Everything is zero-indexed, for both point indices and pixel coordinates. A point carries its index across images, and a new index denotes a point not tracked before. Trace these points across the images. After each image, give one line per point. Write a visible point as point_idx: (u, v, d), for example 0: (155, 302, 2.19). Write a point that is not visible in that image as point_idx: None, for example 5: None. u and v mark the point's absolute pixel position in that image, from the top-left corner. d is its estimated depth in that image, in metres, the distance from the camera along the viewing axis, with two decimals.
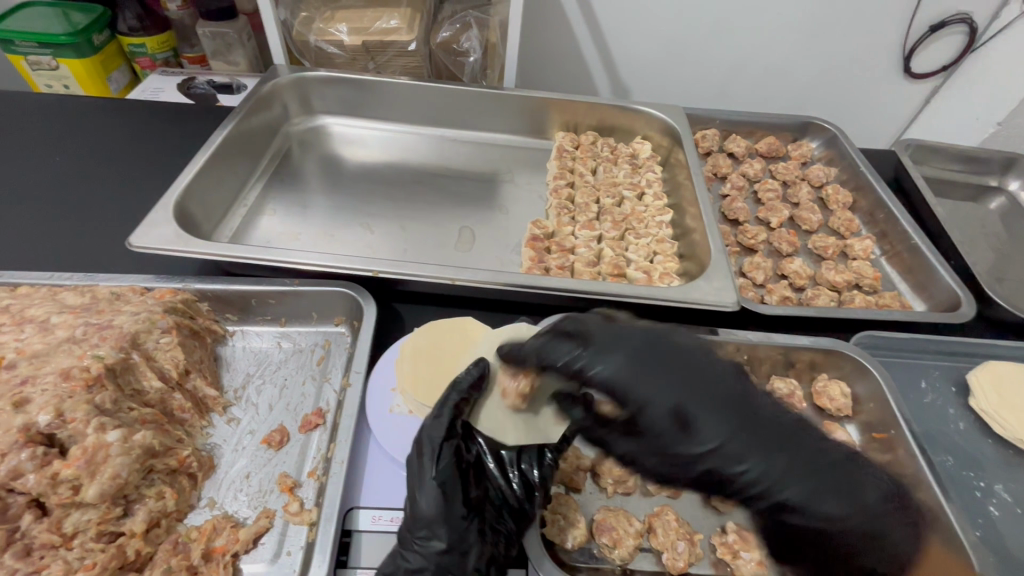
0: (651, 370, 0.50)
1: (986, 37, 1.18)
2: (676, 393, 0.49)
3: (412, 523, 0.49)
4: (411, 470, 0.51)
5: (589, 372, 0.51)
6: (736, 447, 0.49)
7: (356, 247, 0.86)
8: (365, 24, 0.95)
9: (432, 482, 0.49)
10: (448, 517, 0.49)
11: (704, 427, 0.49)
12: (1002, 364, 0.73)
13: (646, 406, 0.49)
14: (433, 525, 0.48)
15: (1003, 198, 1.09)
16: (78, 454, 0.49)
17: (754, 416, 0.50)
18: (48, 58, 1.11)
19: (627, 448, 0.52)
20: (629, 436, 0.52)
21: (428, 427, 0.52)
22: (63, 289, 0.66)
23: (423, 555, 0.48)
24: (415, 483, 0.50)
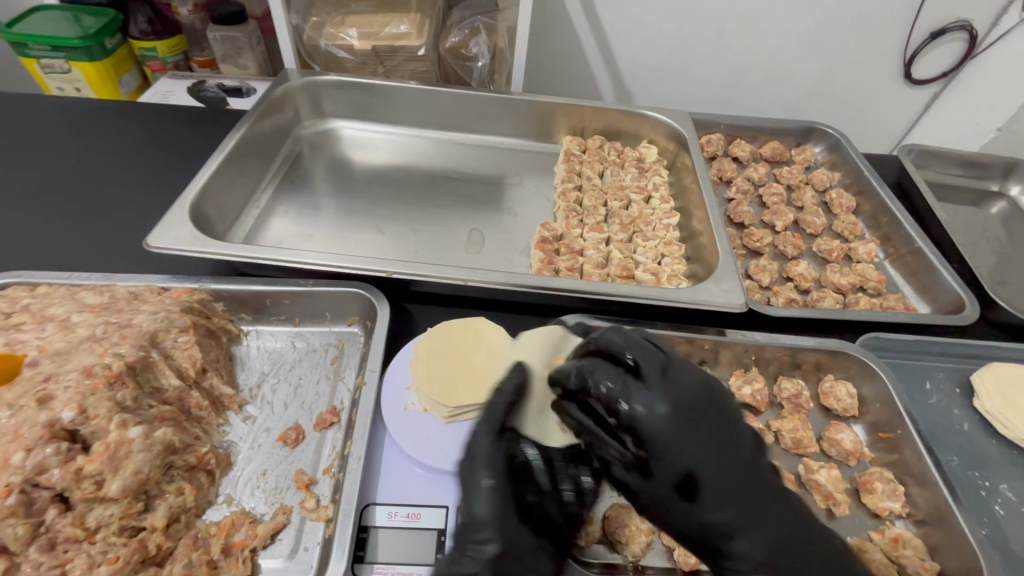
0: (687, 423, 0.50)
1: (986, 44, 1.20)
2: (700, 453, 0.49)
3: (472, 526, 0.48)
4: (464, 476, 0.50)
5: (624, 411, 0.50)
6: (716, 509, 0.49)
7: (367, 249, 0.87)
8: (374, 29, 0.96)
9: (493, 482, 0.49)
10: (509, 518, 0.48)
11: (710, 485, 0.49)
12: (1005, 366, 0.75)
13: (666, 457, 0.49)
14: (495, 525, 0.47)
15: (1005, 203, 1.10)
16: (101, 450, 0.50)
17: (753, 492, 0.49)
18: (60, 61, 1.12)
19: (621, 477, 0.52)
20: (630, 470, 0.52)
21: (484, 430, 0.52)
22: (81, 288, 0.67)
23: (483, 560, 0.46)
24: (472, 483, 0.49)
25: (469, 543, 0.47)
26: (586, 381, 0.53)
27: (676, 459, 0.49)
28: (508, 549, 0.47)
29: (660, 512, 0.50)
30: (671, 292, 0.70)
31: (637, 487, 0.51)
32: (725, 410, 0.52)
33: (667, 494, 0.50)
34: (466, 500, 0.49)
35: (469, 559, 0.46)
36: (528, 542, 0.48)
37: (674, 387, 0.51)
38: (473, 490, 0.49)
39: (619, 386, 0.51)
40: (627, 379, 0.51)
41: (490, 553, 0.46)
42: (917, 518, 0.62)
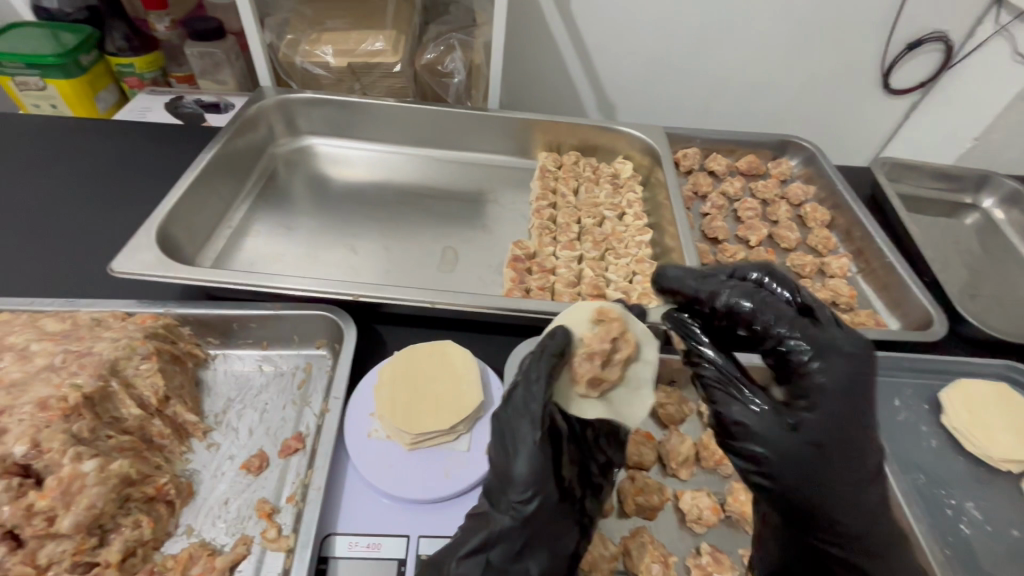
0: (850, 373, 0.46)
1: (963, 54, 1.21)
2: (849, 413, 0.46)
3: (506, 486, 0.51)
4: (506, 428, 0.52)
5: (789, 345, 0.47)
6: (841, 469, 0.46)
7: (339, 269, 0.87)
8: (350, 46, 0.96)
9: (532, 446, 0.51)
10: (545, 480, 0.51)
11: (836, 440, 0.46)
12: (972, 382, 0.75)
13: (823, 410, 0.46)
14: (532, 485, 0.50)
15: (977, 215, 1.11)
16: (53, 485, 0.50)
17: (864, 448, 0.47)
18: (35, 78, 1.08)
19: (742, 417, 0.48)
20: (769, 412, 0.48)
21: (525, 395, 0.52)
22: (43, 314, 0.66)
23: (515, 515, 0.50)
24: (510, 447, 0.52)
25: (501, 497, 0.52)
26: (751, 314, 0.49)
27: (823, 403, 0.46)
28: (540, 506, 0.51)
29: (779, 471, 0.47)
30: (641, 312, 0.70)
31: (770, 433, 0.47)
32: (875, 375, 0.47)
33: (799, 442, 0.46)
34: (499, 464, 0.52)
35: (501, 512, 0.51)
36: (561, 507, 0.52)
37: (835, 337, 0.48)
38: (512, 451, 0.51)
39: (798, 327, 0.47)
40: (794, 315, 0.48)
41: (521, 510, 0.50)
42: None
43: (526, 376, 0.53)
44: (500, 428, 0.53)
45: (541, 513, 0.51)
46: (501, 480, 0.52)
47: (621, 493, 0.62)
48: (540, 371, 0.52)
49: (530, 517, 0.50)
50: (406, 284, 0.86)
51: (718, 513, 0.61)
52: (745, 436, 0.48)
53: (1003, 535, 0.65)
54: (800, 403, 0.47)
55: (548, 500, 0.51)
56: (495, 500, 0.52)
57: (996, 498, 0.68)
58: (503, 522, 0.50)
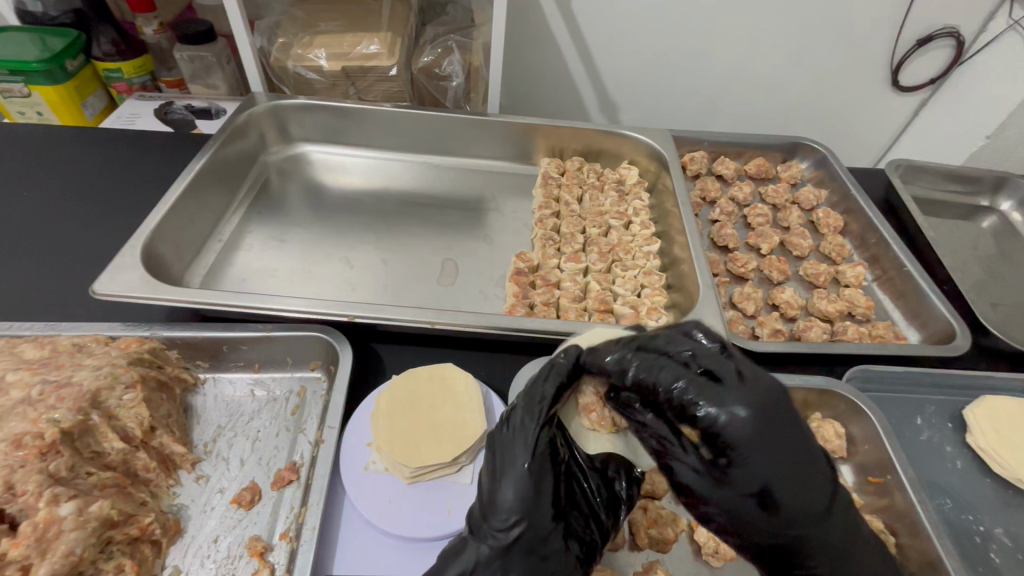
0: (767, 419, 0.47)
1: (974, 49, 1.16)
2: (771, 455, 0.46)
3: (485, 511, 0.49)
4: (502, 452, 0.50)
5: (702, 411, 0.48)
6: (788, 507, 0.47)
7: (335, 285, 0.83)
8: (343, 49, 0.92)
9: (522, 469, 0.48)
10: (535, 506, 0.48)
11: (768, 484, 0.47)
12: (1000, 399, 0.72)
13: (747, 472, 0.47)
14: (517, 514, 0.47)
15: (995, 218, 1.07)
16: (28, 532, 0.47)
17: (812, 476, 0.48)
18: (20, 85, 1.03)
19: (689, 477, 0.50)
20: (706, 470, 0.49)
21: (521, 417, 0.50)
22: (22, 340, 0.63)
23: (496, 542, 0.47)
24: (499, 470, 0.49)
25: (482, 522, 0.49)
26: (648, 379, 0.51)
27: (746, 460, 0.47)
28: (524, 535, 0.47)
29: (746, 500, 0.47)
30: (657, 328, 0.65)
31: (708, 493, 0.49)
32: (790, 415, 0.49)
33: (726, 484, 0.48)
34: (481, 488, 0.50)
35: (480, 541, 0.48)
36: (549, 537, 0.48)
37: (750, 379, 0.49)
38: (498, 474, 0.49)
39: (701, 389, 0.48)
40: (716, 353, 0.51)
41: (502, 537, 0.47)
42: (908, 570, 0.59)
43: (527, 395, 0.52)
44: (491, 451, 0.51)
45: (524, 545, 0.47)
46: (483, 504, 0.49)
47: (633, 526, 0.59)
48: (548, 391, 0.52)
49: (513, 546, 0.47)
50: (405, 299, 0.82)
51: (737, 547, 0.57)
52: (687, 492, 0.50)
53: None
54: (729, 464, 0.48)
55: (535, 529, 0.48)
56: (477, 528, 0.49)
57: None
58: (483, 550, 0.48)
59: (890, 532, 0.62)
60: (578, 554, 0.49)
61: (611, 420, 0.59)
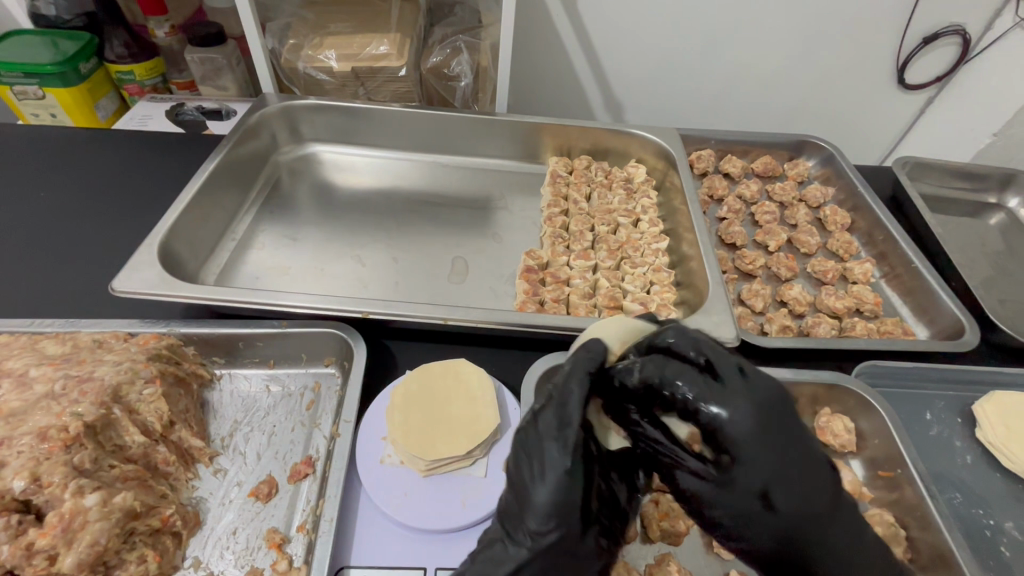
0: (754, 418, 0.46)
1: (980, 47, 1.16)
2: (769, 459, 0.46)
3: (523, 512, 0.48)
4: (535, 454, 0.48)
5: (705, 412, 0.46)
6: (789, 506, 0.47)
7: (348, 283, 0.84)
8: (353, 50, 0.93)
9: (561, 472, 0.47)
10: (572, 508, 0.47)
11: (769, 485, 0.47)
12: (1009, 394, 0.72)
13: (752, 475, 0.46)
14: (556, 517, 0.46)
15: (1003, 214, 1.07)
16: (54, 522, 0.48)
17: (812, 472, 0.48)
18: (35, 88, 1.04)
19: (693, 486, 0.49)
20: (710, 475, 0.48)
21: (555, 419, 0.49)
22: (43, 336, 0.64)
23: (534, 544, 0.47)
24: (536, 471, 0.48)
25: (518, 524, 0.48)
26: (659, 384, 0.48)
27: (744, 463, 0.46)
28: (562, 537, 0.46)
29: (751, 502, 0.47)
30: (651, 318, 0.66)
31: (716, 500, 0.48)
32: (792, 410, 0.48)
33: (722, 487, 0.48)
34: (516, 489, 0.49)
35: (518, 544, 0.47)
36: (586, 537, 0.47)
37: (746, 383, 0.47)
38: (537, 476, 0.48)
39: (700, 388, 0.46)
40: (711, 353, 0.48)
41: (540, 538, 0.46)
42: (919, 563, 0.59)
43: (559, 395, 0.50)
44: (523, 451, 0.50)
45: (563, 546, 0.47)
46: (518, 504, 0.48)
47: (645, 518, 0.60)
48: (580, 389, 0.49)
49: (551, 549, 0.46)
50: (416, 296, 0.83)
51: None
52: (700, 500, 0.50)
53: None
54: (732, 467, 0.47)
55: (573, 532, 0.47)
56: (513, 530, 0.48)
57: None
58: (522, 553, 0.47)
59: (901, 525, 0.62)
60: (609, 550, 0.50)
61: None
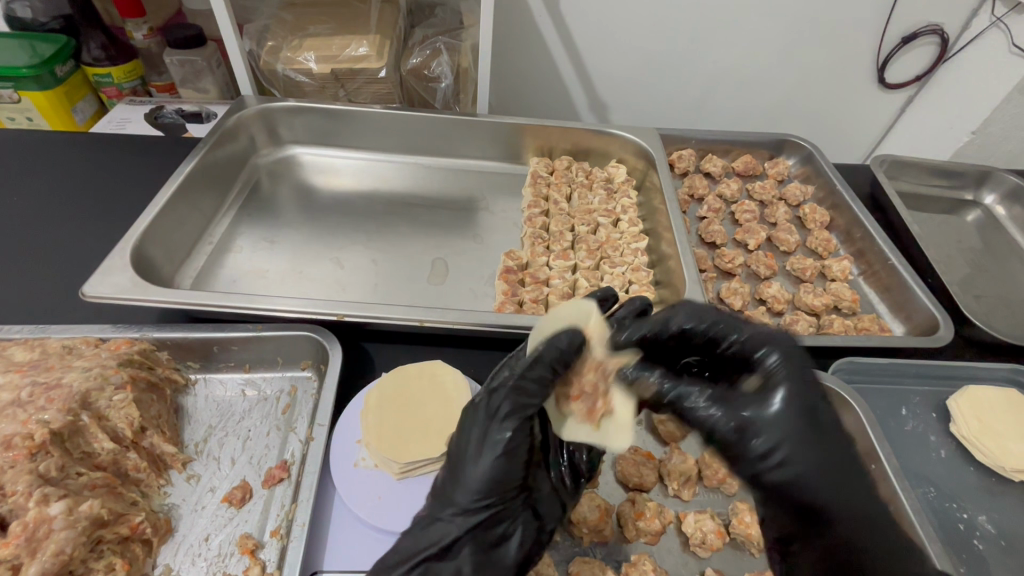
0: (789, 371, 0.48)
1: (958, 47, 1.18)
2: (799, 445, 0.46)
3: (452, 489, 0.48)
4: (479, 431, 0.48)
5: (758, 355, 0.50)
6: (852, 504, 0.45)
7: (327, 286, 0.83)
8: (333, 52, 0.92)
9: (495, 458, 0.46)
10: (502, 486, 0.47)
11: (809, 472, 0.45)
12: (982, 389, 0.73)
13: (794, 456, 0.45)
14: (486, 492, 0.47)
15: (979, 211, 1.09)
16: (18, 531, 0.48)
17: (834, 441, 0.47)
18: (9, 90, 1.03)
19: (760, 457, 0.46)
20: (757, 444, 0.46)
21: (502, 402, 0.48)
22: (12, 342, 0.63)
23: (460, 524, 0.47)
24: (471, 458, 0.48)
25: (445, 501, 0.48)
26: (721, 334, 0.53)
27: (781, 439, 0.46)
28: (489, 520, 0.47)
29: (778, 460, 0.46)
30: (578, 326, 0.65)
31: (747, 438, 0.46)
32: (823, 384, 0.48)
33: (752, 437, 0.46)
34: (450, 468, 0.49)
35: (447, 521, 0.47)
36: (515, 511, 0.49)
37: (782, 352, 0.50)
38: (470, 463, 0.48)
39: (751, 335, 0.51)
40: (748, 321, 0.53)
41: (466, 521, 0.47)
42: None
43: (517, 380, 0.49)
44: (461, 432, 0.50)
45: (489, 522, 0.48)
46: (447, 485, 0.48)
47: (622, 518, 0.60)
48: (536, 374, 0.49)
49: (477, 526, 0.47)
50: (395, 298, 0.83)
51: (723, 537, 0.58)
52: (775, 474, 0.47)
53: (1017, 550, 0.63)
54: (784, 438, 0.46)
55: (501, 515, 0.48)
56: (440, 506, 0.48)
57: (1007, 510, 0.66)
58: (451, 533, 0.47)
59: None
60: (538, 534, 0.51)
61: (595, 410, 0.53)
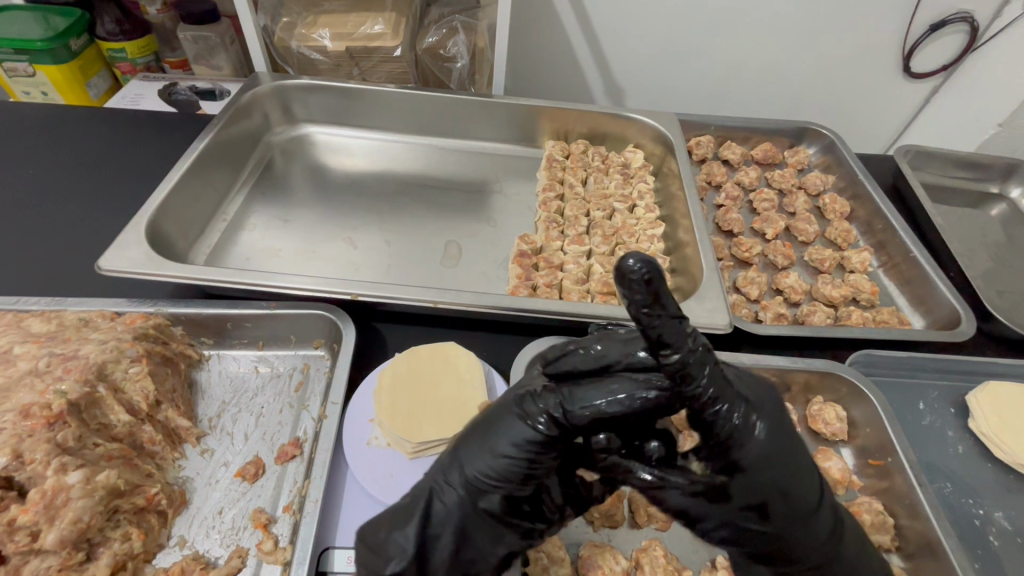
0: (775, 432, 0.46)
1: (988, 36, 1.14)
2: (774, 444, 0.46)
3: (471, 460, 0.47)
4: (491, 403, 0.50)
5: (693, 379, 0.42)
6: (782, 523, 0.46)
7: (339, 265, 0.83)
8: (348, 30, 0.91)
9: (508, 410, 0.47)
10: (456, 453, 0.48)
11: (760, 465, 0.45)
12: (1004, 385, 0.71)
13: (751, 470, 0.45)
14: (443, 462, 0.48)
15: (1005, 205, 1.06)
16: (36, 498, 0.48)
17: (801, 475, 0.47)
18: (24, 64, 1.02)
19: (683, 504, 0.45)
20: (700, 495, 0.45)
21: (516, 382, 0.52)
22: (29, 314, 0.64)
23: (497, 499, 0.46)
24: (489, 429, 0.47)
25: (481, 488, 0.46)
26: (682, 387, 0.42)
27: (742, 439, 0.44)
28: (504, 467, 0.46)
29: (758, 478, 0.45)
30: (573, 307, 0.67)
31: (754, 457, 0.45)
32: (778, 422, 0.47)
33: (778, 463, 0.45)
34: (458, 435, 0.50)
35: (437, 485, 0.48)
36: (460, 478, 0.46)
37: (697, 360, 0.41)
38: (485, 433, 0.47)
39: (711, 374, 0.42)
40: (683, 314, 0.39)
41: (499, 487, 0.46)
42: (906, 551, 0.59)
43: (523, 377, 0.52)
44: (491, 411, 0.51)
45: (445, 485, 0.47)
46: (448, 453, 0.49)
47: (632, 503, 0.60)
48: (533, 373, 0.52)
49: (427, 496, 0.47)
50: (408, 279, 0.82)
51: None
52: (686, 520, 0.46)
53: None
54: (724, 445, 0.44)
55: (501, 439, 0.46)
56: (474, 498, 0.46)
57: None
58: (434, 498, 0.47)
59: (890, 513, 0.61)
60: (474, 503, 0.46)
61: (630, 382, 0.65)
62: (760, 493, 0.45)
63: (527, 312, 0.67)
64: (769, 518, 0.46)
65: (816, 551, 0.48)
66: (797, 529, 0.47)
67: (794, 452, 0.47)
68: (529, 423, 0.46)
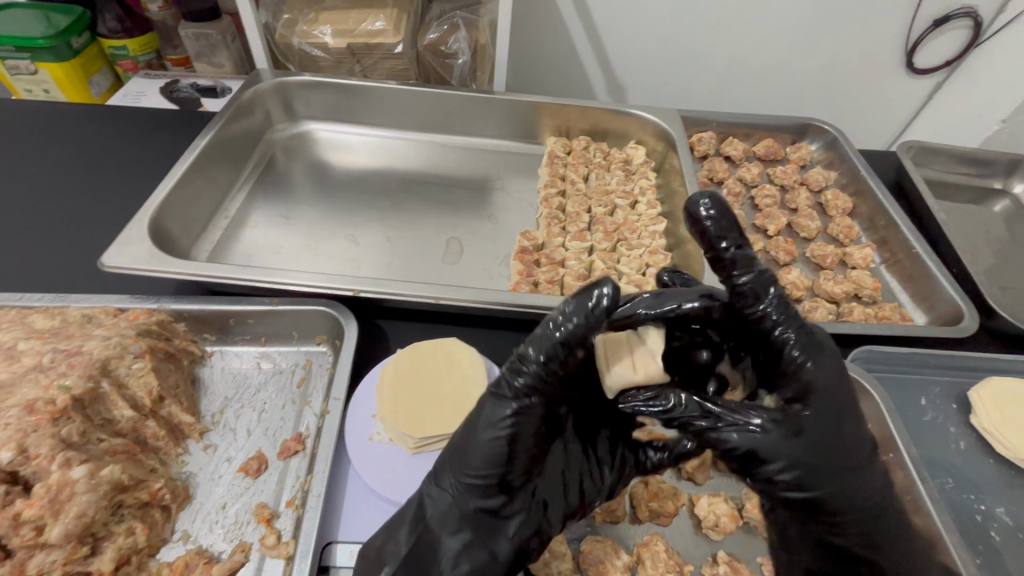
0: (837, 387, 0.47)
1: (992, 31, 1.14)
2: (832, 381, 0.47)
3: (462, 458, 0.47)
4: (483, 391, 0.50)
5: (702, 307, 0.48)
6: (847, 473, 0.47)
7: (341, 262, 0.83)
8: (349, 26, 0.91)
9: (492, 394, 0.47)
10: (451, 454, 0.49)
11: (828, 412, 0.46)
12: (1006, 380, 0.71)
13: (815, 405, 0.46)
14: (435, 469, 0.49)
15: (1008, 201, 1.05)
16: (41, 493, 0.48)
17: (855, 426, 0.48)
18: (26, 62, 1.03)
19: (748, 443, 0.45)
20: (773, 424, 0.45)
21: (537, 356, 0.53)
22: (32, 310, 0.64)
23: (494, 497, 0.47)
24: (476, 415, 0.47)
25: (476, 488, 0.47)
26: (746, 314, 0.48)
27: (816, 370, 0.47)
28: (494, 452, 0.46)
29: (825, 422, 0.46)
30: None
31: (827, 405, 0.46)
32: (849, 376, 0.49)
33: (841, 411, 0.47)
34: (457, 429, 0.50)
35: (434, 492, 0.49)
36: (456, 482, 0.48)
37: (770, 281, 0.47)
38: (476, 420, 0.47)
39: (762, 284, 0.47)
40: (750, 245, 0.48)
41: (492, 477, 0.46)
42: None
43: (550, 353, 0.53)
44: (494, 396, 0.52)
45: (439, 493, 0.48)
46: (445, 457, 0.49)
47: (634, 498, 0.60)
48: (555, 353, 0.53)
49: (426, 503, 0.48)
50: (410, 276, 0.82)
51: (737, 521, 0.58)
52: (751, 460, 0.45)
53: None
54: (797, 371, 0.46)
55: (487, 424, 0.46)
56: (469, 499, 0.47)
57: None
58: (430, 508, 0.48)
59: None
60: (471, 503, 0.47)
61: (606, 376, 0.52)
62: (824, 439, 0.46)
63: (530, 309, 0.67)
64: (829, 466, 0.46)
65: (859, 504, 0.48)
66: (853, 479, 0.47)
67: (850, 405, 0.48)
68: (516, 401, 0.46)
